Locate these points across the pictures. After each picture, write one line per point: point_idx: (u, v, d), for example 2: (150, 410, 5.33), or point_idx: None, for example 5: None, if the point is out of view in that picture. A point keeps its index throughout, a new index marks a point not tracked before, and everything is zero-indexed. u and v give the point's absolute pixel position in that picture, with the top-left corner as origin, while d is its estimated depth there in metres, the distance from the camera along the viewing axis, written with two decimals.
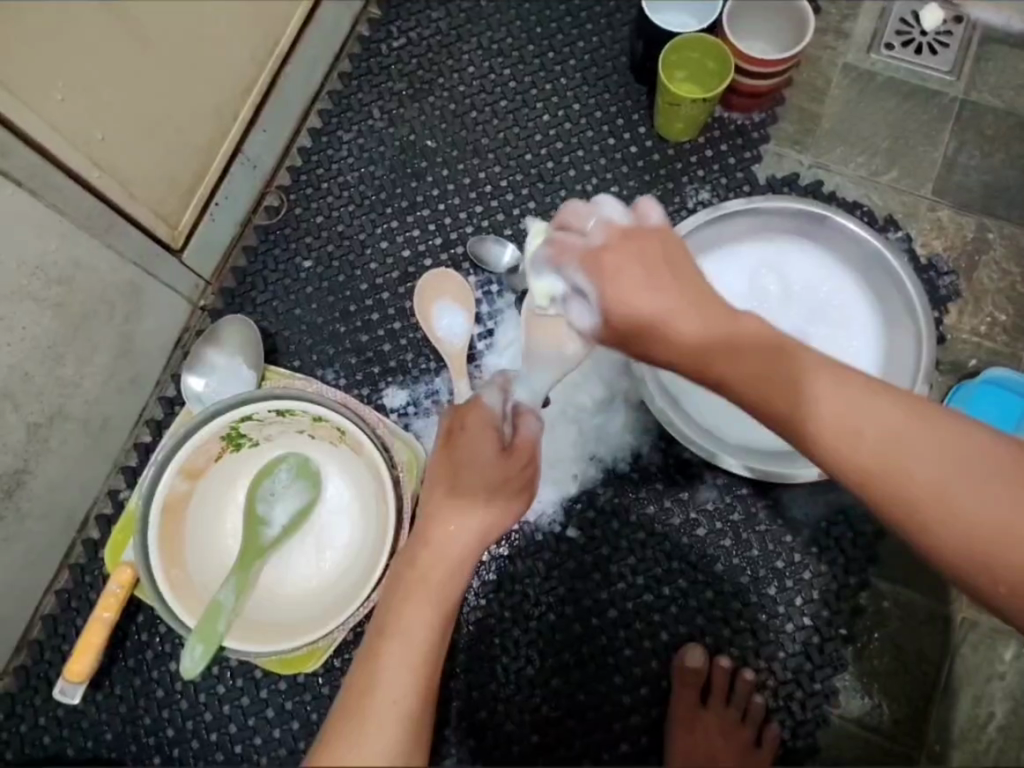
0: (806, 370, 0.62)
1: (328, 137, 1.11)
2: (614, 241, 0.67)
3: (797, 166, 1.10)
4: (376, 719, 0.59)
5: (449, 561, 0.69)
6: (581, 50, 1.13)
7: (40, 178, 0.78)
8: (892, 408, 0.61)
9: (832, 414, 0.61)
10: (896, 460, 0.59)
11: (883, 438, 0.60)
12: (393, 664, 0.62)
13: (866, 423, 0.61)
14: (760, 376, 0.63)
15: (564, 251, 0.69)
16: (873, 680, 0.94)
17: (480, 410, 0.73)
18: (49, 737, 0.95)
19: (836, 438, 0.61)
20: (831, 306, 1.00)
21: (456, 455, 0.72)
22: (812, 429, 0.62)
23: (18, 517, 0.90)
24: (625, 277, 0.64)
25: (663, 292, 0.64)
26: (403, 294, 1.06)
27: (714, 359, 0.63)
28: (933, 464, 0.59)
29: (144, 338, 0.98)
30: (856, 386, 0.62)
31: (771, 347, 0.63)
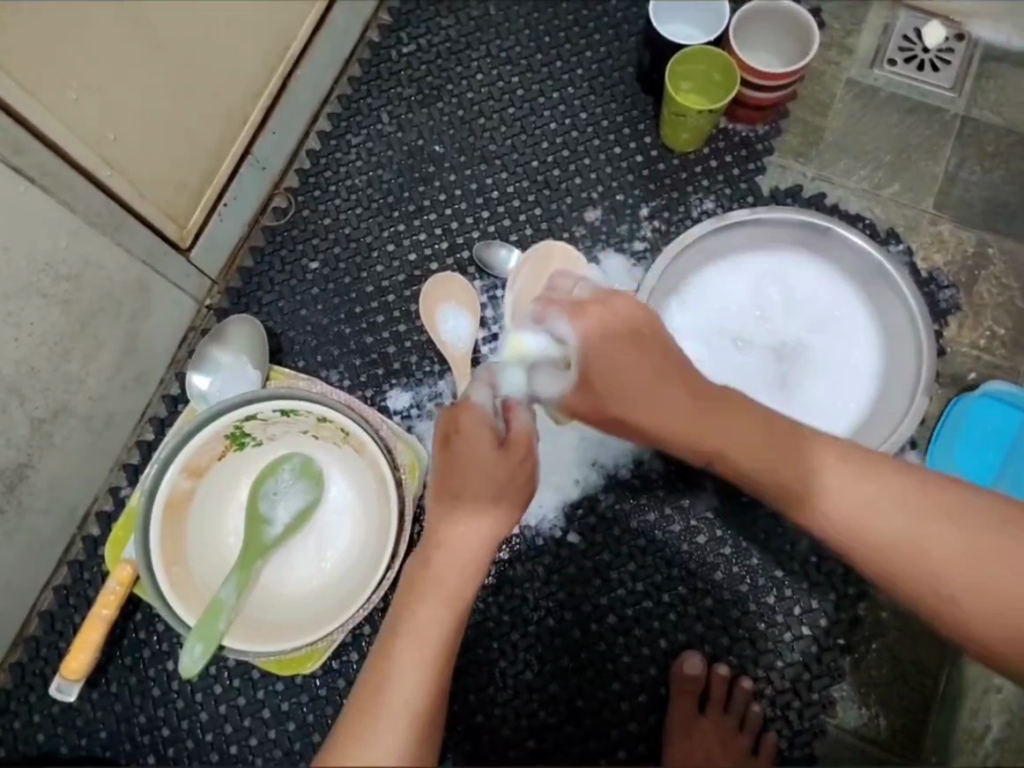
0: (804, 450, 0.71)
1: (337, 141, 1.12)
2: (596, 301, 0.76)
3: (800, 178, 1.11)
4: (385, 722, 0.60)
5: (464, 558, 0.69)
6: (589, 60, 1.14)
7: (51, 174, 0.79)
8: (885, 483, 0.69)
9: (834, 493, 0.69)
10: (901, 531, 0.67)
11: (891, 514, 0.67)
12: (405, 663, 0.63)
13: (869, 498, 0.68)
14: (762, 457, 0.71)
15: (550, 303, 0.77)
16: (871, 690, 0.95)
17: (470, 410, 0.71)
18: (44, 736, 0.95)
19: (842, 512, 0.69)
20: (834, 317, 1.01)
21: (456, 456, 0.70)
22: (813, 504, 0.70)
23: (19, 512, 0.90)
24: (597, 335, 0.74)
25: (631, 358, 0.73)
26: (408, 297, 1.07)
27: (717, 439, 0.72)
28: (939, 532, 0.66)
29: (150, 335, 0.98)
30: (853, 464, 0.70)
31: (770, 428, 0.72)
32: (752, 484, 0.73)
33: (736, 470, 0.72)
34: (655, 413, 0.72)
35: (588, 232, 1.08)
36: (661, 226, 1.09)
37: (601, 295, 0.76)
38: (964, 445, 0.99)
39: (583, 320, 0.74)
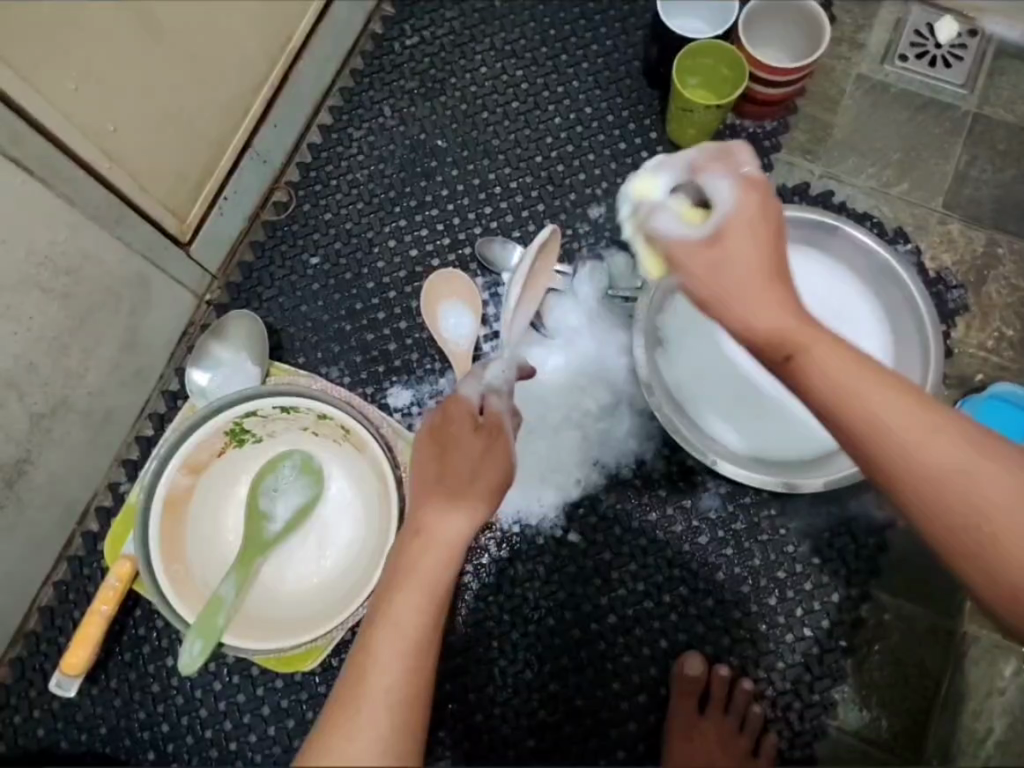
0: (830, 357, 0.59)
1: (338, 134, 1.10)
2: (745, 206, 0.62)
3: (807, 175, 1.10)
4: (363, 714, 0.57)
5: (448, 547, 0.65)
6: (595, 54, 1.12)
7: (49, 167, 0.77)
8: (971, 439, 0.57)
9: (860, 407, 0.58)
10: (931, 458, 0.56)
11: (969, 474, 0.56)
12: (383, 652, 0.60)
13: (897, 415, 0.57)
14: (849, 380, 0.58)
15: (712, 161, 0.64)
16: (872, 692, 0.94)
17: (458, 400, 0.77)
18: (43, 730, 0.95)
19: (869, 430, 0.58)
20: (840, 316, 1.00)
21: (434, 438, 0.73)
22: (830, 411, 0.59)
23: (18, 508, 0.90)
24: (741, 222, 0.61)
25: (726, 265, 0.61)
26: (410, 293, 1.06)
27: (745, 328, 0.61)
28: (971, 471, 0.56)
29: (149, 331, 0.97)
30: (940, 417, 0.58)
31: (852, 356, 0.59)
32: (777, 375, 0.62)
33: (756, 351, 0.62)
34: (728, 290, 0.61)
35: (592, 228, 1.07)
36: None
37: (741, 212, 0.62)
38: None
39: (726, 238, 0.62)
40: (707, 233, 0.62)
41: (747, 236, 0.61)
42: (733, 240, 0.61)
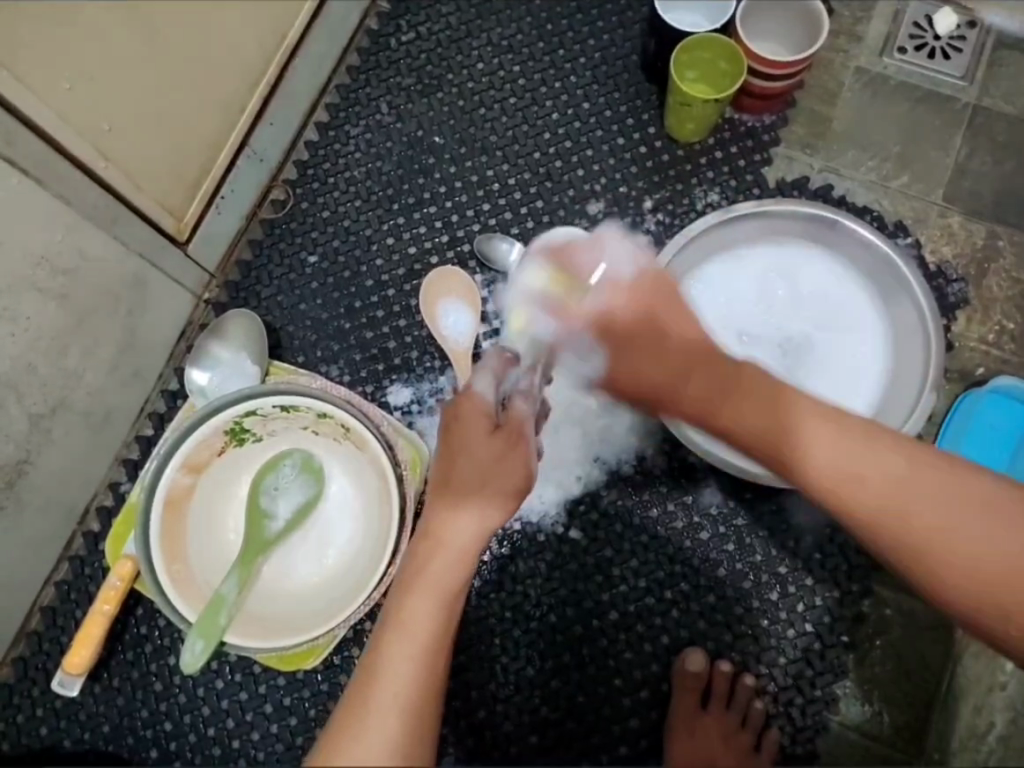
0: (800, 416, 0.68)
1: (335, 131, 1.10)
2: (619, 298, 0.74)
3: (807, 170, 1.09)
4: (376, 711, 0.58)
5: (458, 552, 0.67)
6: (592, 49, 1.12)
7: (44, 166, 0.77)
8: (889, 451, 0.65)
9: (829, 463, 0.66)
10: (902, 504, 0.63)
11: (886, 480, 0.64)
12: (395, 652, 0.62)
13: (869, 466, 0.65)
14: (765, 424, 0.68)
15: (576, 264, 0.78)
16: (874, 687, 0.94)
17: (474, 399, 0.71)
18: (46, 729, 0.95)
19: (842, 481, 0.65)
20: (840, 311, 1.00)
21: (452, 443, 0.70)
22: (804, 467, 0.67)
23: (18, 508, 0.90)
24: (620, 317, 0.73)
25: (660, 365, 0.72)
26: (408, 291, 1.05)
27: (723, 413, 0.69)
28: (942, 508, 0.62)
29: (147, 330, 0.97)
30: (855, 435, 0.66)
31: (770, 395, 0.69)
32: (753, 450, 0.70)
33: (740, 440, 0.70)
34: (693, 398, 0.70)
35: (590, 224, 1.07)
36: (664, 219, 1.07)
37: (613, 304, 0.74)
38: (970, 440, 0.97)
39: (609, 327, 0.74)
40: (590, 321, 0.74)
41: (627, 324, 0.73)
42: (624, 333, 0.73)
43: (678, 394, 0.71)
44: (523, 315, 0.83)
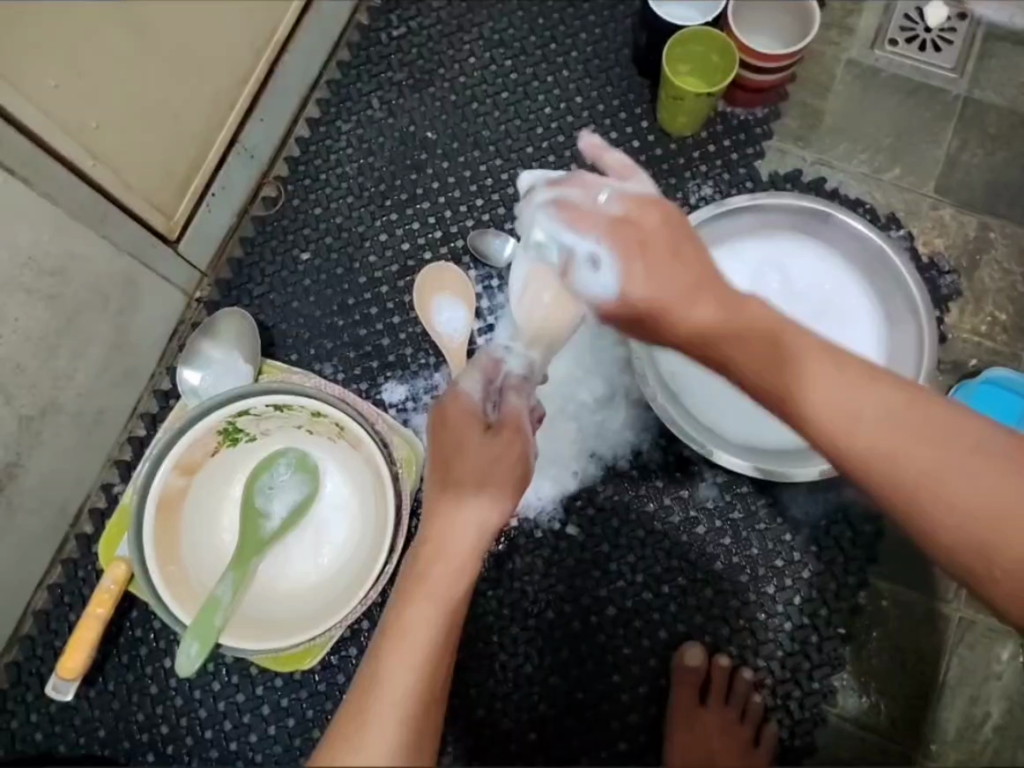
0: (797, 351, 0.64)
1: (326, 127, 1.09)
2: (637, 207, 0.68)
3: (800, 162, 1.09)
4: (377, 719, 0.57)
5: (460, 564, 0.66)
6: (584, 42, 1.11)
7: (32, 166, 0.76)
8: (885, 393, 0.63)
9: (824, 402, 0.63)
10: (895, 446, 0.61)
11: (879, 419, 0.62)
12: (394, 662, 0.60)
13: (866, 405, 0.63)
14: (760, 354, 0.65)
15: (581, 215, 0.68)
16: (871, 678, 0.94)
17: (460, 400, 0.73)
18: (41, 734, 0.94)
19: (843, 423, 0.63)
20: (835, 304, 1.00)
21: (442, 449, 0.71)
22: (789, 403, 0.64)
23: (9, 511, 0.89)
24: (647, 264, 0.66)
25: (666, 276, 0.66)
26: (402, 288, 1.05)
27: (724, 341, 0.65)
28: (936, 449, 0.61)
29: (138, 330, 0.96)
30: (852, 372, 0.64)
31: (769, 332, 0.65)
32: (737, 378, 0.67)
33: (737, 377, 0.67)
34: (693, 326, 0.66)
35: None
36: None
37: (642, 217, 0.67)
38: None
39: (623, 236, 0.67)
40: (608, 229, 0.67)
41: (648, 234, 0.67)
42: (641, 235, 0.67)
43: (677, 321, 0.66)
44: (545, 215, 0.71)
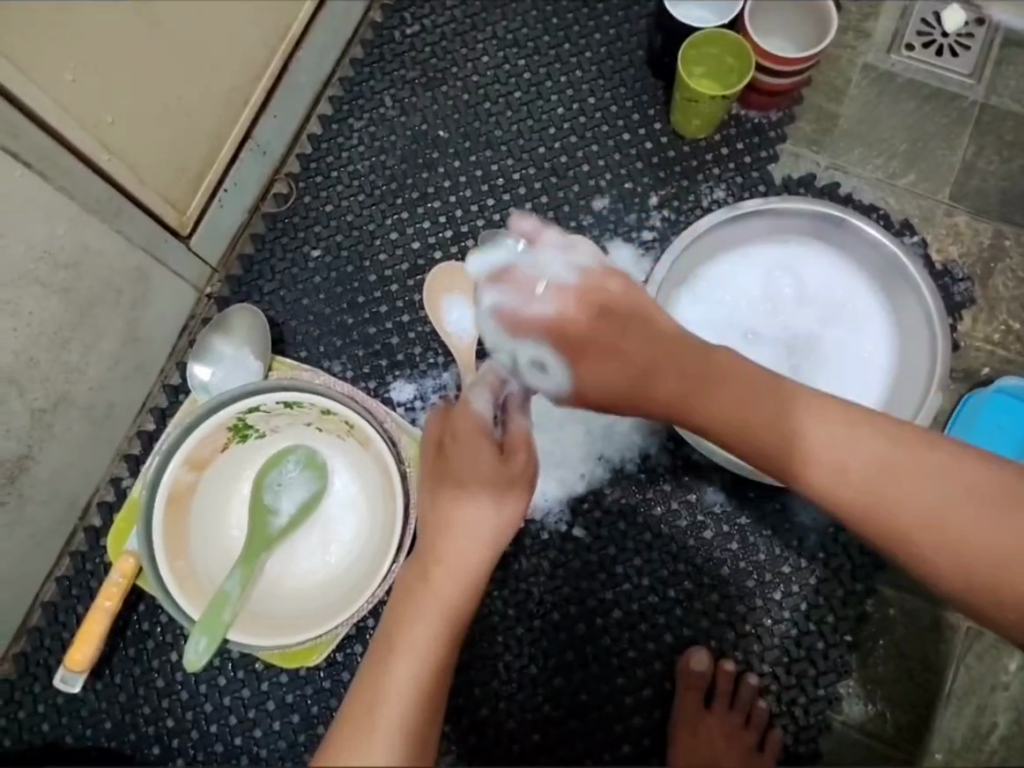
0: (783, 410, 0.67)
1: (339, 125, 1.09)
2: (570, 306, 0.64)
3: (813, 166, 1.09)
4: (381, 721, 0.60)
5: (463, 564, 0.70)
6: (598, 43, 1.11)
7: (48, 160, 0.76)
8: (876, 437, 0.66)
9: (821, 456, 0.66)
10: (895, 492, 0.65)
11: (875, 463, 0.65)
12: (398, 669, 0.64)
13: (859, 454, 0.66)
14: (738, 416, 0.67)
15: (517, 321, 0.65)
16: (877, 686, 0.94)
17: (469, 414, 0.73)
18: (48, 725, 0.95)
19: (833, 471, 0.66)
20: (847, 309, 0.99)
21: (452, 459, 0.73)
22: (779, 452, 0.67)
23: (20, 503, 0.89)
24: (598, 366, 0.65)
25: (635, 345, 0.65)
26: (412, 287, 1.05)
27: (697, 407, 0.67)
28: (932, 489, 0.64)
29: (149, 324, 0.96)
30: (841, 423, 0.67)
31: (751, 390, 0.67)
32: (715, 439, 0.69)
33: (714, 435, 0.69)
34: (666, 404, 0.67)
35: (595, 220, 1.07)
36: (670, 215, 1.07)
37: (565, 310, 0.64)
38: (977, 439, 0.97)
39: (569, 338, 0.64)
40: (546, 333, 0.64)
41: (584, 335, 0.64)
42: (580, 342, 0.64)
43: (641, 400, 0.67)
44: (488, 325, 0.67)
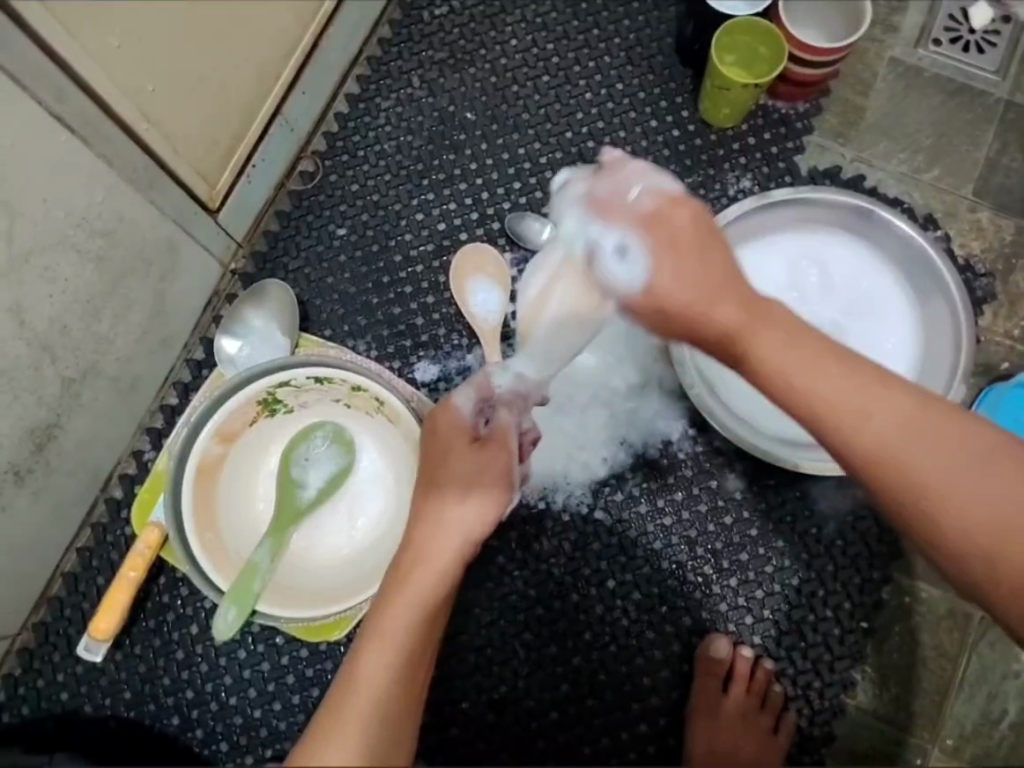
0: (805, 356, 0.62)
1: (366, 104, 1.09)
2: (666, 205, 0.65)
3: (838, 159, 1.09)
4: (351, 717, 0.57)
5: (442, 556, 0.65)
6: (627, 29, 1.11)
7: (91, 127, 0.75)
8: (896, 396, 0.60)
9: (827, 400, 0.60)
10: (900, 449, 0.59)
11: (886, 422, 0.60)
12: (371, 660, 0.60)
13: (876, 408, 0.60)
14: (773, 355, 0.62)
15: (610, 211, 0.67)
16: (892, 673, 0.95)
17: (450, 413, 0.72)
18: (67, 694, 0.95)
19: (842, 415, 0.60)
20: (872, 301, 1.00)
21: (434, 462, 0.70)
22: (770, 381, 0.63)
23: (46, 471, 0.89)
24: (676, 270, 0.63)
25: (698, 276, 0.63)
26: (437, 267, 1.05)
27: (743, 338, 0.63)
28: (940, 457, 0.59)
29: (176, 297, 0.96)
30: (863, 376, 0.61)
31: (781, 331, 0.63)
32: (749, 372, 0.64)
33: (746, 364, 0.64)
34: (709, 327, 0.63)
35: None
36: None
37: (665, 205, 0.65)
38: None
39: (656, 230, 0.64)
40: (637, 224, 0.65)
41: (676, 232, 0.63)
42: (677, 241, 0.63)
43: (696, 320, 0.64)
44: (579, 215, 0.72)
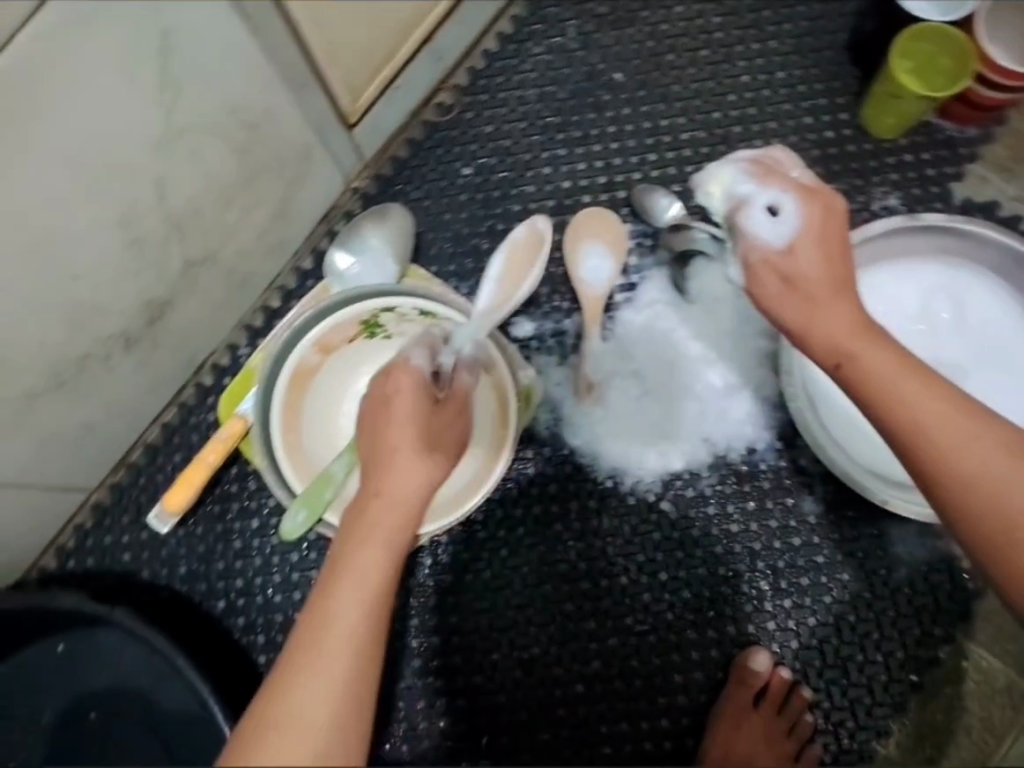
0: (912, 381, 0.65)
1: (516, 46, 1.07)
2: (822, 190, 0.69)
3: (999, 194, 1.02)
4: (321, 662, 0.54)
5: (402, 499, 0.61)
6: (800, 16, 1.05)
7: (261, 17, 0.75)
8: (993, 429, 0.63)
9: (936, 427, 0.63)
10: (998, 481, 0.62)
11: (988, 453, 0.62)
12: (335, 607, 0.56)
13: (979, 438, 0.63)
14: (884, 376, 0.65)
15: (769, 174, 0.71)
16: (930, 731, 0.92)
17: (407, 375, 0.67)
18: (129, 556, 1.01)
19: (946, 443, 0.63)
20: (1005, 351, 0.94)
21: (385, 422, 0.64)
22: (876, 402, 0.65)
23: (151, 346, 0.92)
24: (818, 253, 0.67)
25: (835, 264, 0.67)
26: (554, 225, 1.03)
27: (856, 355, 0.66)
28: None
29: (299, 204, 0.97)
30: (966, 408, 0.64)
31: (894, 355, 0.66)
32: (855, 391, 0.67)
33: (856, 379, 0.66)
34: (825, 330, 0.66)
35: None
36: None
37: (821, 190, 0.69)
38: None
39: (814, 202, 0.68)
40: (796, 192, 0.69)
41: (829, 216, 0.68)
42: (827, 229, 0.67)
43: (822, 316, 0.66)
44: (725, 178, 0.74)
